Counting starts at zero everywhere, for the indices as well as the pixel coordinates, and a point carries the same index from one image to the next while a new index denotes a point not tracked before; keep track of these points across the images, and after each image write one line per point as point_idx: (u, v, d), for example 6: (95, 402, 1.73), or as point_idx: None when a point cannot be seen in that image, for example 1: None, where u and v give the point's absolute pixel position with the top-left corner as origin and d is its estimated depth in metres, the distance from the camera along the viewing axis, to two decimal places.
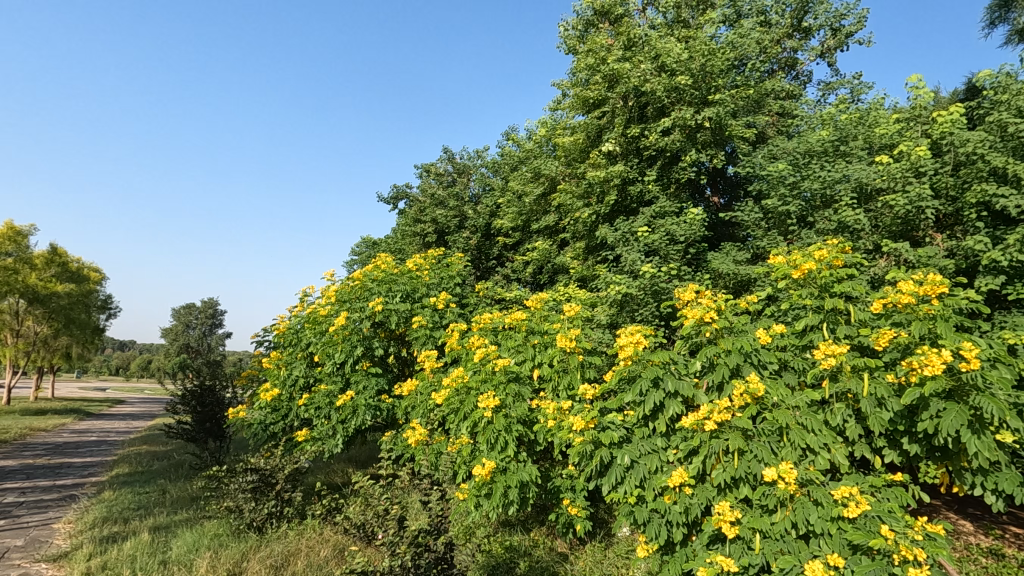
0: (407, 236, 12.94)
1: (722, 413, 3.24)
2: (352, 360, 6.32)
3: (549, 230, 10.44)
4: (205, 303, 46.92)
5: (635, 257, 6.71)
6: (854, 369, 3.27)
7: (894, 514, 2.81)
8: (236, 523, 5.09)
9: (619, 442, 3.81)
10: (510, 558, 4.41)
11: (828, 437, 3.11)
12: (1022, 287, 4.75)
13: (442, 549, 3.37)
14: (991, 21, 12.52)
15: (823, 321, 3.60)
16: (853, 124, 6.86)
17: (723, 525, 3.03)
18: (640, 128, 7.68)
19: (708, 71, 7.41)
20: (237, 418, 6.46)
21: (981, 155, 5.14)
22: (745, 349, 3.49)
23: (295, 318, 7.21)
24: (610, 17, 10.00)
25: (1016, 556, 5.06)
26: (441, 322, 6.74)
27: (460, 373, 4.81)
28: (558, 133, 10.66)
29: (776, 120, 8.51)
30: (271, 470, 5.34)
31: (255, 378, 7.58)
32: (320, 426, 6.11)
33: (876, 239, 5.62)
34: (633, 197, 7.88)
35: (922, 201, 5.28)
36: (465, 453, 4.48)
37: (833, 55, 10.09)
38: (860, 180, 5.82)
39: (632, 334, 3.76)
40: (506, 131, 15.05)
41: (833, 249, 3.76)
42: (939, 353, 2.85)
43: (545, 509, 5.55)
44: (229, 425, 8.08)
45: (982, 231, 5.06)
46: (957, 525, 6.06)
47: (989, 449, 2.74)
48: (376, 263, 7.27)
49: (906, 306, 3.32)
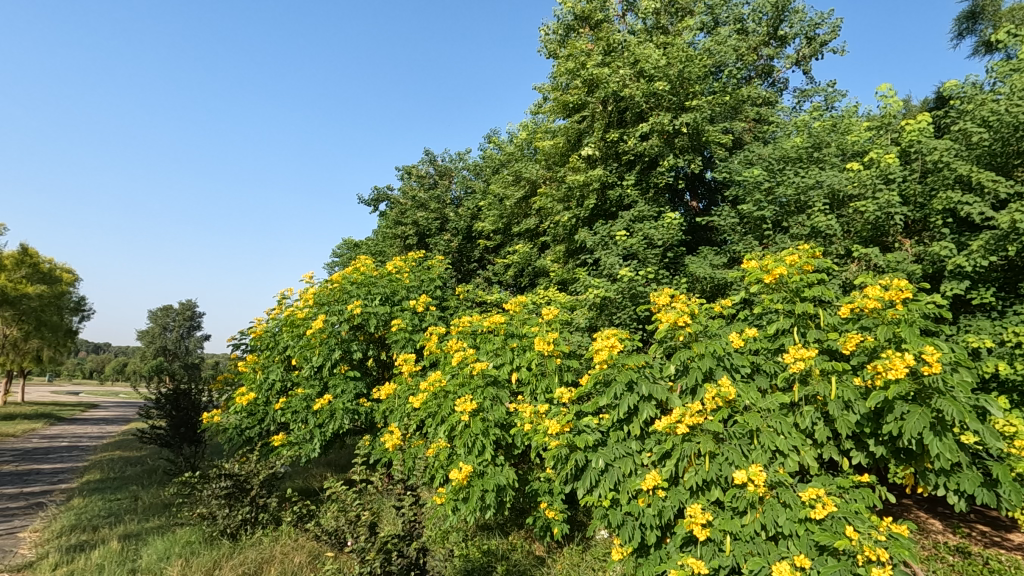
0: (388, 238, 12.88)
1: (694, 417, 3.27)
2: (330, 363, 6.26)
3: (530, 233, 10.48)
4: (183, 305, 46.03)
5: (614, 261, 6.76)
6: (823, 372, 3.33)
7: (860, 515, 2.86)
8: (209, 530, 4.99)
9: (594, 446, 3.83)
10: (488, 562, 4.41)
11: (797, 440, 3.16)
12: (985, 292, 4.90)
13: (414, 555, 3.34)
14: (959, 32, 12.91)
15: (795, 325, 3.65)
16: (827, 132, 7.00)
17: (694, 527, 3.06)
18: (619, 133, 7.75)
19: (686, 77, 7.50)
20: (212, 422, 6.34)
21: (947, 163, 5.29)
22: (718, 353, 3.53)
23: (273, 321, 7.13)
24: (591, 22, 10.10)
25: (982, 554, 5.19)
26: (421, 325, 6.72)
27: (438, 377, 4.78)
28: (539, 136, 10.71)
29: (753, 126, 8.64)
30: (246, 476, 5.25)
31: (231, 381, 7.45)
32: (297, 431, 6.03)
33: (848, 245, 5.74)
34: (612, 201, 7.94)
35: (891, 208, 5.42)
36: (442, 457, 4.46)
37: (808, 63, 10.28)
38: (832, 187, 5.93)
39: (608, 337, 3.79)
40: (488, 134, 15.09)
41: (804, 254, 3.82)
42: (902, 357, 2.92)
43: (524, 512, 5.55)
44: (205, 430, 7.92)
45: (949, 237, 5.21)
46: (926, 524, 6.22)
47: (951, 451, 2.81)
48: (355, 266, 7.20)
49: (873, 311, 3.39)
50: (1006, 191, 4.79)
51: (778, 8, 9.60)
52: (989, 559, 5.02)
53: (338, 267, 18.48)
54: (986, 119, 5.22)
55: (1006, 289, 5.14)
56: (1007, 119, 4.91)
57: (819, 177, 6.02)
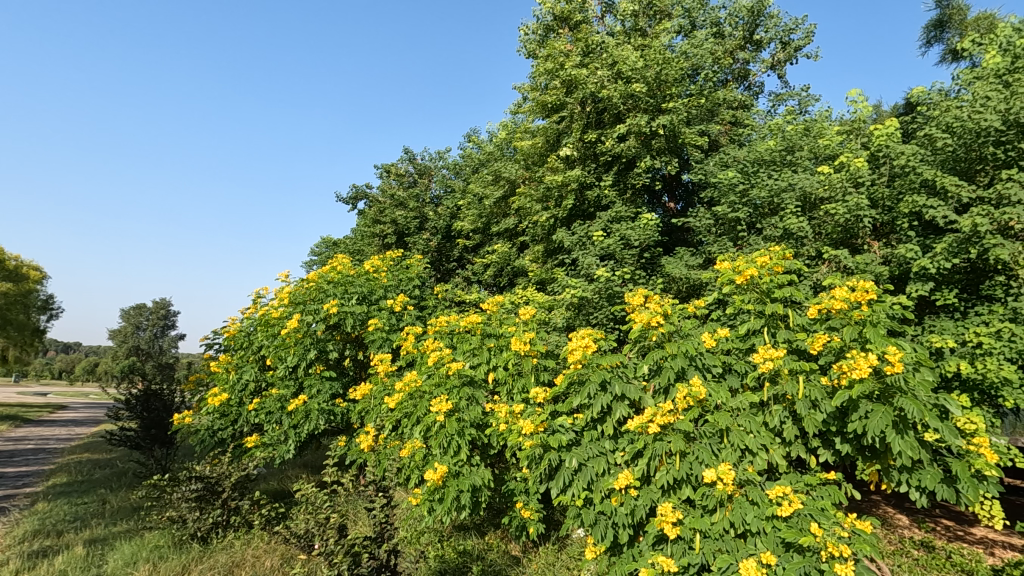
0: (367, 237, 12.78)
1: (665, 416, 3.30)
2: (305, 363, 6.18)
3: (509, 233, 10.49)
4: (156, 304, 44.88)
5: (591, 261, 6.80)
6: (791, 372, 3.38)
7: (825, 512, 2.92)
8: (179, 534, 4.89)
9: (568, 445, 3.84)
10: (463, 562, 4.40)
11: (765, 438, 3.21)
12: (948, 293, 5.03)
13: (385, 557, 3.30)
14: (927, 40, 13.21)
15: (765, 326, 3.70)
16: (800, 135, 7.12)
17: (665, 526, 3.09)
18: (596, 134, 7.80)
19: (663, 80, 7.54)
20: (184, 423, 6.21)
21: (913, 168, 5.43)
22: (690, 353, 3.57)
23: (247, 321, 7.01)
24: (570, 23, 10.15)
25: (945, 548, 5.34)
26: (398, 325, 6.67)
27: (414, 377, 4.75)
28: (519, 136, 10.72)
29: (729, 129, 8.75)
30: (217, 478, 5.15)
31: (204, 382, 7.30)
32: (271, 432, 5.94)
33: (819, 246, 5.84)
34: (590, 201, 7.98)
35: (860, 210, 5.54)
36: (417, 458, 4.42)
37: (783, 68, 10.44)
38: (804, 189, 6.03)
39: (582, 337, 3.81)
40: (468, 133, 15.07)
41: (775, 255, 3.88)
42: (867, 357, 2.99)
43: (500, 512, 5.55)
44: (177, 431, 7.75)
45: (915, 240, 5.36)
46: (893, 519, 6.39)
47: (912, 448, 2.88)
48: (332, 265, 7.14)
49: (840, 312, 3.46)
50: (969, 195, 4.92)
51: (754, 13, 9.72)
52: (951, 553, 5.15)
53: (315, 266, 18.17)
54: (950, 125, 5.36)
55: (968, 291, 5.29)
56: (970, 125, 5.05)
57: (792, 180, 6.13)
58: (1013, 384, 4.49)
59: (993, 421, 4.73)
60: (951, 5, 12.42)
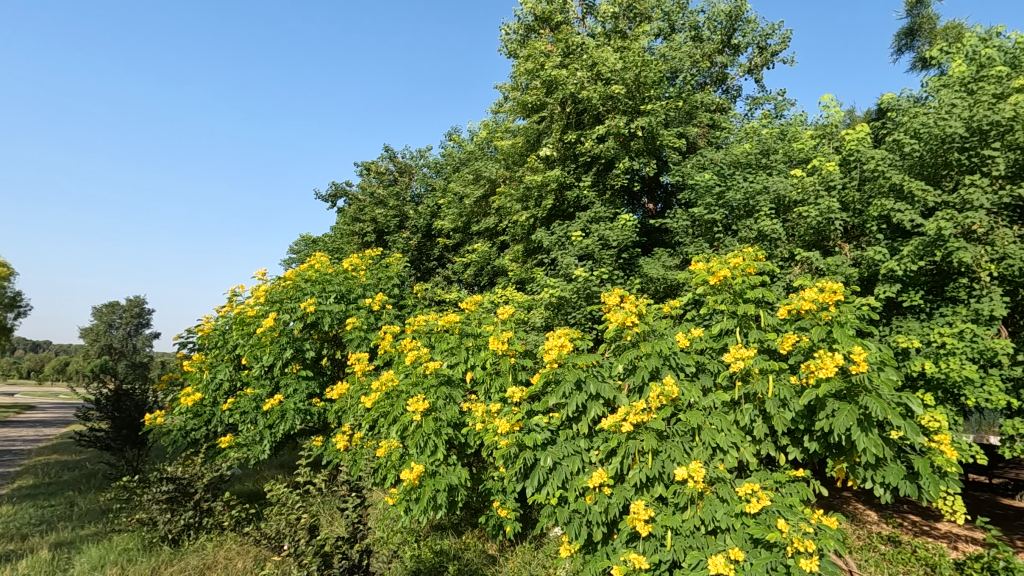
0: (347, 235, 12.66)
1: (638, 415, 3.33)
2: (281, 362, 6.09)
3: (489, 232, 10.49)
4: (129, 301, 43.85)
5: (570, 261, 6.85)
6: (762, 371, 3.44)
7: (792, 509, 2.99)
8: (149, 536, 4.79)
9: (543, 445, 3.85)
10: (439, 562, 4.39)
11: (736, 437, 3.27)
12: (914, 294, 5.15)
13: (357, 557, 3.28)
14: (898, 48, 13.53)
15: (737, 326, 3.76)
16: (775, 139, 7.25)
17: (637, 524, 3.12)
18: (576, 135, 7.86)
19: (642, 81, 7.61)
20: (156, 423, 6.08)
21: (883, 172, 5.59)
22: (664, 353, 3.61)
23: (222, 319, 6.90)
24: (551, 23, 10.19)
25: (911, 542, 5.48)
26: (376, 324, 6.61)
27: (391, 376, 4.73)
28: (500, 136, 10.73)
29: (707, 132, 8.87)
30: (190, 479, 5.07)
31: (177, 381, 7.17)
32: (246, 432, 5.84)
33: (791, 248, 5.96)
34: (569, 201, 8.04)
35: (831, 213, 5.67)
36: (394, 457, 4.40)
37: (760, 73, 10.61)
38: (778, 192, 6.14)
39: (558, 337, 3.83)
40: (449, 131, 15.03)
41: (748, 256, 3.95)
42: (833, 357, 3.06)
43: (478, 511, 5.55)
44: (149, 432, 7.59)
45: (883, 243, 5.50)
46: (863, 516, 6.55)
47: (876, 446, 2.96)
48: (310, 263, 7.07)
49: (809, 313, 3.53)
50: (934, 200, 5.05)
51: (732, 17, 9.86)
52: (917, 547, 5.29)
53: (294, 265, 17.96)
54: (918, 131, 5.48)
55: (933, 293, 5.42)
56: (936, 132, 5.15)
57: (766, 183, 6.24)
58: (975, 383, 4.62)
59: (955, 419, 4.87)
60: (921, 14, 12.74)
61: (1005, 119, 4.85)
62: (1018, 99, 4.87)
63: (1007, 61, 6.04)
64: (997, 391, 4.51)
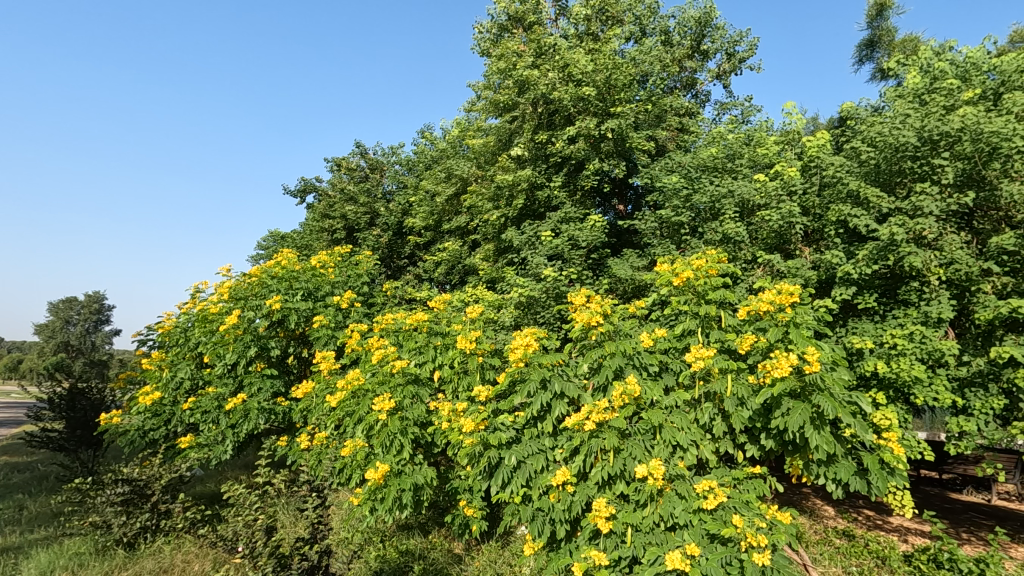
0: (316, 232, 12.45)
1: (601, 413, 3.37)
2: (245, 361, 5.96)
3: (460, 231, 10.47)
4: (87, 296, 42.23)
5: (539, 260, 6.89)
6: (721, 370, 3.53)
7: (749, 504, 3.07)
8: (102, 540, 4.63)
9: (508, 444, 3.86)
10: (404, 562, 4.35)
11: (695, 435, 3.35)
12: (869, 298, 5.35)
13: (316, 558, 3.22)
14: (859, 59, 13.98)
15: (699, 326, 3.84)
16: (741, 144, 7.42)
17: (598, 521, 3.15)
18: (547, 135, 7.92)
19: (613, 84, 7.70)
20: (112, 423, 5.87)
21: (841, 179, 5.78)
22: (628, 352, 3.66)
23: (184, 316, 6.73)
24: (524, 23, 10.22)
25: (864, 536, 5.67)
26: (345, 322, 6.54)
27: (357, 374, 4.67)
28: (472, 135, 10.73)
29: (676, 135, 9.01)
30: (147, 481, 4.92)
31: (136, 380, 6.94)
32: (207, 432, 5.70)
33: (754, 251, 6.11)
34: (540, 201, 8.10)
35: (792, 218, 5.84)
36: (358, 457, 4.35)
37: (728, 79, 10.83)
38: (742, 196, 6.29)
39: (524, 337, 3.85)
40: (422, 129, 14.94)
41: (711, 258, 4.04)
42: (788, 357, 3.16)
43: (445, 510, 5.53)
44: (105, 432, 7.33)
45: (841, 247, 5.69)
46: (820, 511, 6.76)
47: (827, 443, 3.07)
48: (277, 259, 6.94)
49: (767, 314, 3.62)
50: (888, 206, 5.24)
51: (701, 23, 10.05)
52: (869, 540, 5.47)
53: (261, 260, 17.56)
54: (874, 140, 5.69)
55: (887, 296, 5.61)
56: (890, 140, 5.36)
57: (731, 187, 6.39)
58: (924, 382, 4.80)
59: (906, 417, 5.05)
60: (881, 27, 13.19)
61: (954, 130, 5.02)
62: (966, 111, 5.08)
63: (957, 74, 6.30)
64: (943, 390, 4.71)
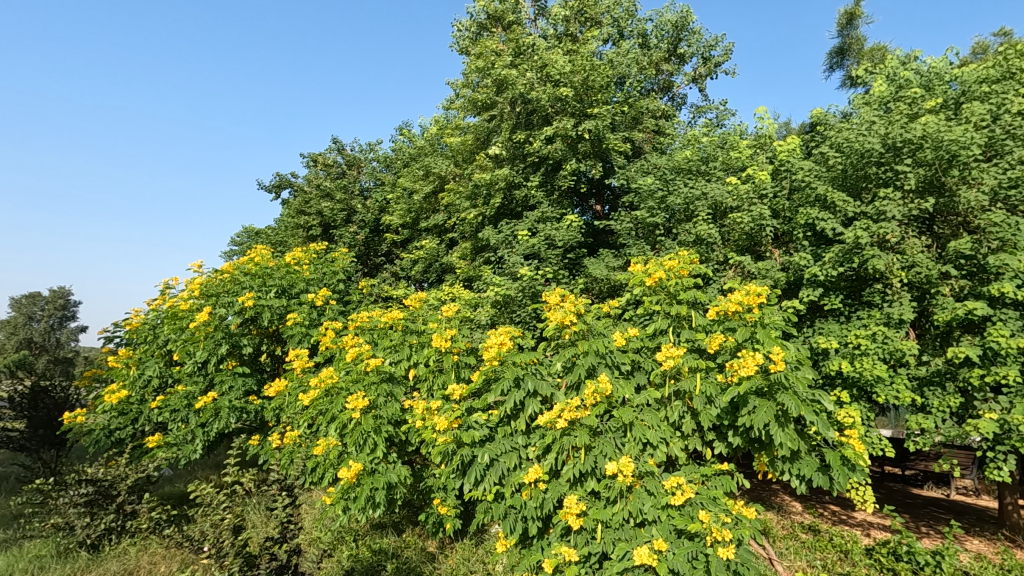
0: (291, 228, 12.28)
1: (573, 411, 3.41)
2: (216, 358, 5.85)
3: (438, 229, 10.44)
4: (52, 292, 40.86)
5: (516, 259, 6.91)
6: (691, 370, 3.59)
7: (716, 500, 3.14)
8: (65, 542, 4.50)
9: (481, 442, 3.88)
10: (377, 561, 4.33)
11: (665, 433, 3.41)
12: (834, 299, 5.51)
13: (285, 557, 3.19)
14: (830, 66, 14.33)
15: (670, 326, 3.91)
16: (715, 147, 7.56)
17: (569, 518, 3.19)
18: (525, 135, 7.96)
19: (591, 85, 7.76)
20: (75, 423, 5.70)
21: (809, 183, 5.94)
22: (601, 351, 3.71)
23: (153, 313, 6.57)
24: (503, 23, 10.25)
25: (829, 531, 5.83)
26: (320, 319, 6.47)
27: (330, 373, 4.62)
28: (450, 134, 10.72)
29: (652, 137, 9.12)
30: (112, 481, 4.78)
31: (102, 378, 6.74)
32: (176, 431, 5.57)
33: (725, 252, 6.23)
34: (517, 201, 8.14)
35: (762, 220, 5.97)
36: (331, 456, 4.31)
37: (703, 83, 11.00)
38: (715, 199, 6.41)
39: (498, 335, 3.87)
40: (400, 125, 14.83)
41: (683, 259, 4.11)
42: (754, 356, 3.24)
43: (419, 509, 5.52)
44: (69, 432, 7.11)
45: (809, 250, 5.84)
46: (788, 507, 6.94)
47: (791, 440, 3.16)
48: (250, 255, 6.82)
49: (736, 314, 3.71)
50: (853, 210, 5.40)
51: (678, 27, 10.19)
52: (833, 535, 5.63)
53: (234, 257, 17.24)
54: (842, 145, 5.85)
55: (852, 297, 5.77)
56: (856, 147, 5.53)
57: (705, 189, 6.49)
58: (885, 381, 4.97)
59: (868, 415, 5.22)
60: (851, 35, 13.55)
61: (916, 137, 5.20)
62: (928, 120, 5.26)
63: (921, 83, 6.51)
64: (904, 389, 4.88)
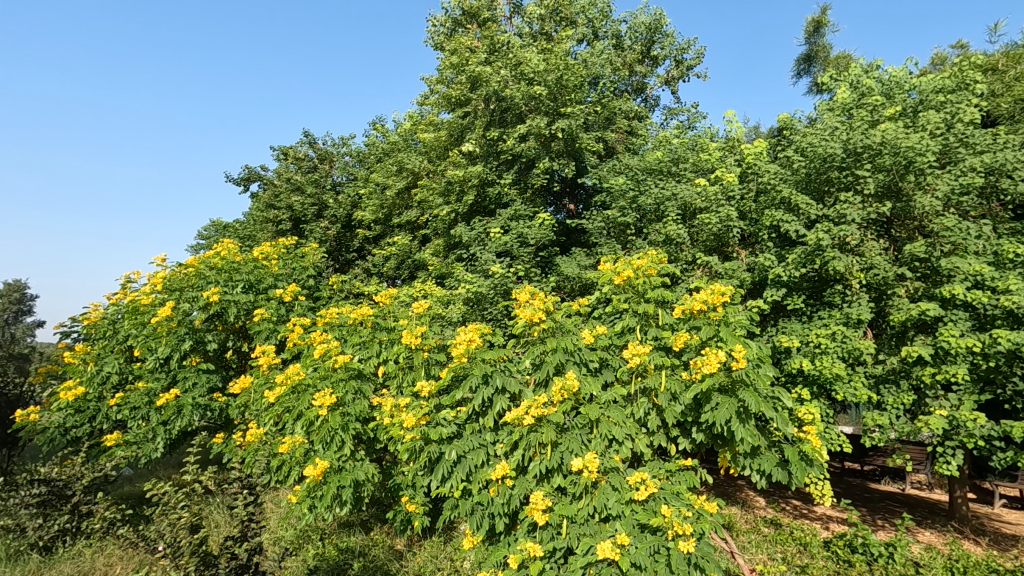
0: (260, 222, 12.04)
1: (540, 408, 3.43)
2: (179, 355, 5.70)
3: (411, 225, 10.36)
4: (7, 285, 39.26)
5: (488, 257, 6.90)
6: (656, 367, 3.65)
7: (678, 495, 3.20)
8: (14, 545, 4.32)
9: (449, 438, 3.86)
10: (344, 559, 4.29)
11: (630, 429, 3.46)
12: (797, 300, 5.65)
13: (246, 556, 3.12)
14: (797, 72, 14.69)
15: (638, 324, 3.95)
16: (685, 148, 7.68)
17: (535, 513, 3.21)
18: (498, 132, 7.96)
19: (564, 84, 7.80)
20: (28, 420, 5.47)
21: (775, 186, 6.08)
22: (569, 349, 3.73)
23: (113, 308, 6.37)
24: (478, 19, 10.22)
25: (789, 524, 5.99)
26: (288, 315, 6.36)
27: (296, 369, 4.54)
28: (423, 130, 10.64)
29: (625, 137, 9.22)
30: (66, 481, 4.59)
31: (57, 375, 6.50)
32: (135, 429, 5.40)
33: (694, 253, 6.34)
34: (490, 198, 8.14)
35: (729, 221, 6.09)
36: (297, 453, 4.25)
37: (676, 85, 11.16)
38: (685, 200, 6.51)
39: (467, 332, 3.86)
40: (374, 120, 14.66)
41: (651, 258, 4.16)
42: (717, 354, 3.31)
43: (387, 507, 5.49)
44: (21, 432, 6.81)
45: (773, 251, 5.99)
46: (752, 501, 7.10)
47: (751, 435, 3.23)
48: (217, 249, 6.66)
49: (701, 313, 3.77)
50: (815, 213, 5.55)
51: (651, 29, 10.31)
52: (793, 528, 5.78)
53: (201, 251, 16.81)
54: (806, 150, 6.01)
55: (814, 298, 5.94)
56: (819, 151, 5.69)
57: (674, 190, 6.60)
58: (844, 379, 5.12)
59: (827, 412, 5.38)
60: (818, 43, 13.92)
61: (875, 143, 5.37)
62: (887, 127, 5.43)
63: (882, 91, 6.73)
64: (861, 387, 5.05)
